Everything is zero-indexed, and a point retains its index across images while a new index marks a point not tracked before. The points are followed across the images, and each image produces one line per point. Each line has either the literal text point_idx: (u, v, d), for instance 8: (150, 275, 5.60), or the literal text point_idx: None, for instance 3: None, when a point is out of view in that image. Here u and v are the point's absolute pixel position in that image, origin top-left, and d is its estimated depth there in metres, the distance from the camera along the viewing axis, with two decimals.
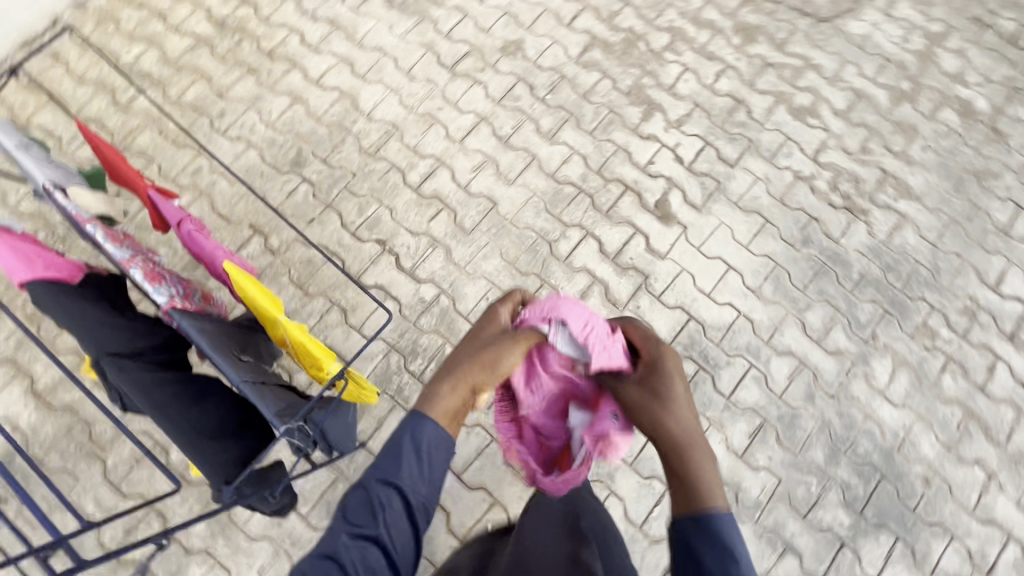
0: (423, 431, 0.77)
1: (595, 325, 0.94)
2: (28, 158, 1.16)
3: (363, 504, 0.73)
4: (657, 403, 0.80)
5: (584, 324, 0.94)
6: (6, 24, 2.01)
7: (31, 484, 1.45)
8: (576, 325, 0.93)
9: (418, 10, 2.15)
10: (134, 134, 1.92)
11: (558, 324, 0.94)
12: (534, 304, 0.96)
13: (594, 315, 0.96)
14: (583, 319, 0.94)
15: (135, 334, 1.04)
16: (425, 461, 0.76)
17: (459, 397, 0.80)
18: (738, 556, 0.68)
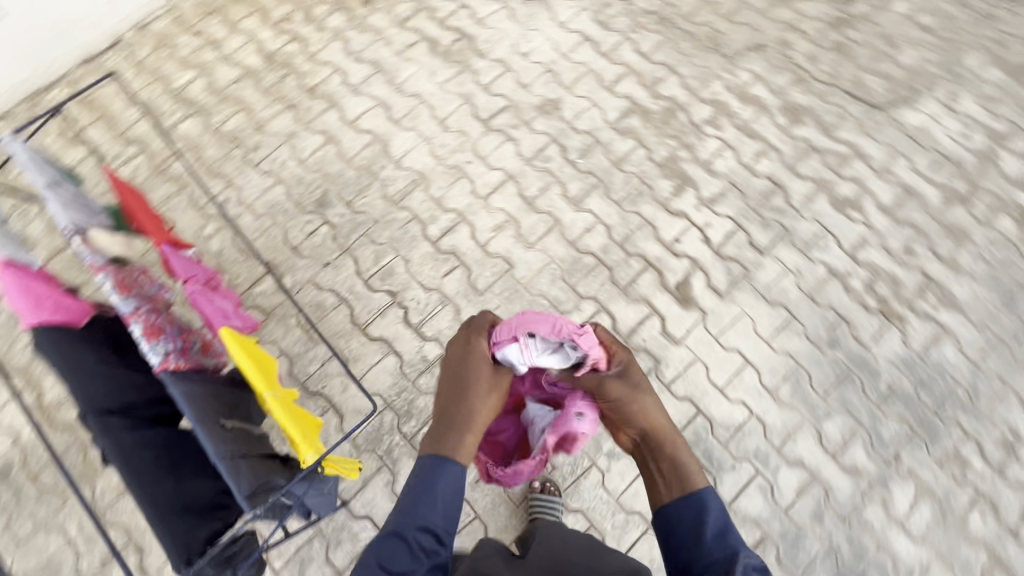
0: (441, 476, 1.01)
1: (563, 327, 1.04)
2: (55, 199, 1.22)
3: (403, 551, 0.96)
4: (638, 404, 1.05)
5: (551, 331, 1.04)
6: (68, 42, 2.03)
7: (24, 501, 1.51)
8: (544, 330, 1.04)
9: (461, 60, 2.17)
10: (171, 159, 1.96)
11: (527, 336, 1.05)
12: (503, 323, 1.08)
13: (560, 317, 1.05)
14: (550, 325, 1.04)
15: (124, 391, 1.11)
16: (441, 503, 1.01)
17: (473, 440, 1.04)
18: (725, 529, 0.96)
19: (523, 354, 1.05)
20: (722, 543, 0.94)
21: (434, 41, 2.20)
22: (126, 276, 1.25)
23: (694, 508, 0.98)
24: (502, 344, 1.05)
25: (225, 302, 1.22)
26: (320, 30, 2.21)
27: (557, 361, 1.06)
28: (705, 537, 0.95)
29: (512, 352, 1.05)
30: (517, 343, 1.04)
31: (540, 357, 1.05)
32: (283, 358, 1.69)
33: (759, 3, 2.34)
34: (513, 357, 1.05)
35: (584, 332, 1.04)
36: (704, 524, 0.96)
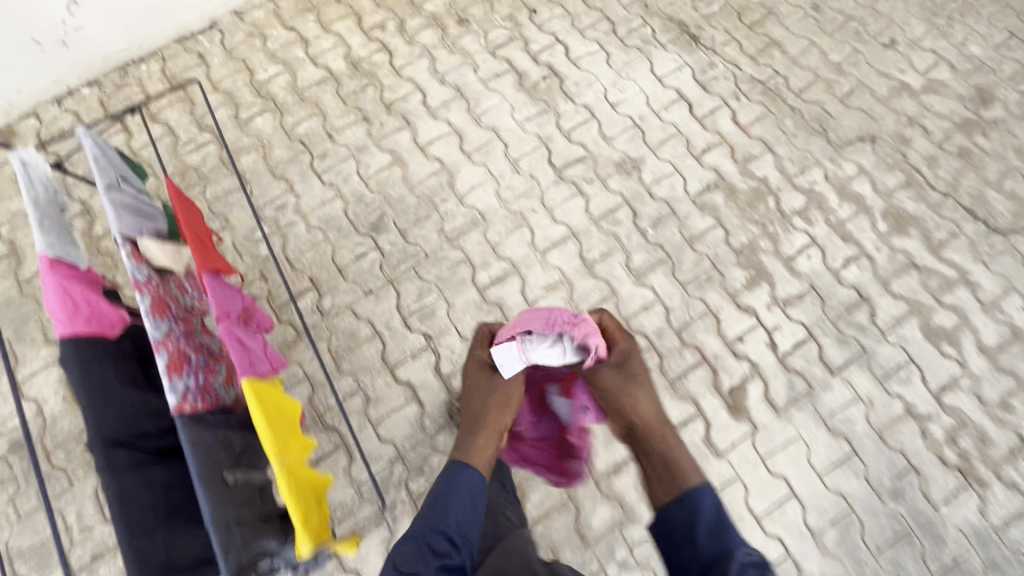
0: (460, 477, 1.10)
1: (556, 321, 1.19)
2: (111, 204, 1.19)
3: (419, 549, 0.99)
4: (636, 397, 1.18)
5: (544, 327, 1.18)
6: (168, 20, 2.04)
7: (31, 476, 1.51)
8: (539, 326, 1.19)
9: (547, 99, 2.07)
10: (240, 153, 1.94)
11: (523, 334, 1.20)
12: (507, 327, 1.25)
13: (553, 311, 1.20)
14: (544, 322, 1.19)
15: (136, 420, 1.08)
16: (465, 508, 1.07)
17: (488, 443, 1.18)
18: (728, 526, 0.96)
19: (519, 351, 1.20)
20: (718, 540, 0.94)
21: (522, 75, 2.10)
22: (160, 291, 1.19)
23: (690, 505, 1.01)
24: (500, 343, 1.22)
25: (256, 343, 1.16)
26: (409, 44, 2.15)
27: (553, 354, 1.18)
28: (698, 535, 0.96)
29: (507, 349, 1.21)
30: (514, 341, 1.20)
31: (534, 345, 1.19)
32: (305, 383, 1.63)
33: (881, 90, 2.13)
34: (507, 352, 1.21)
35: (577, 321, 1.18)
36: (697, 524, 0.97)
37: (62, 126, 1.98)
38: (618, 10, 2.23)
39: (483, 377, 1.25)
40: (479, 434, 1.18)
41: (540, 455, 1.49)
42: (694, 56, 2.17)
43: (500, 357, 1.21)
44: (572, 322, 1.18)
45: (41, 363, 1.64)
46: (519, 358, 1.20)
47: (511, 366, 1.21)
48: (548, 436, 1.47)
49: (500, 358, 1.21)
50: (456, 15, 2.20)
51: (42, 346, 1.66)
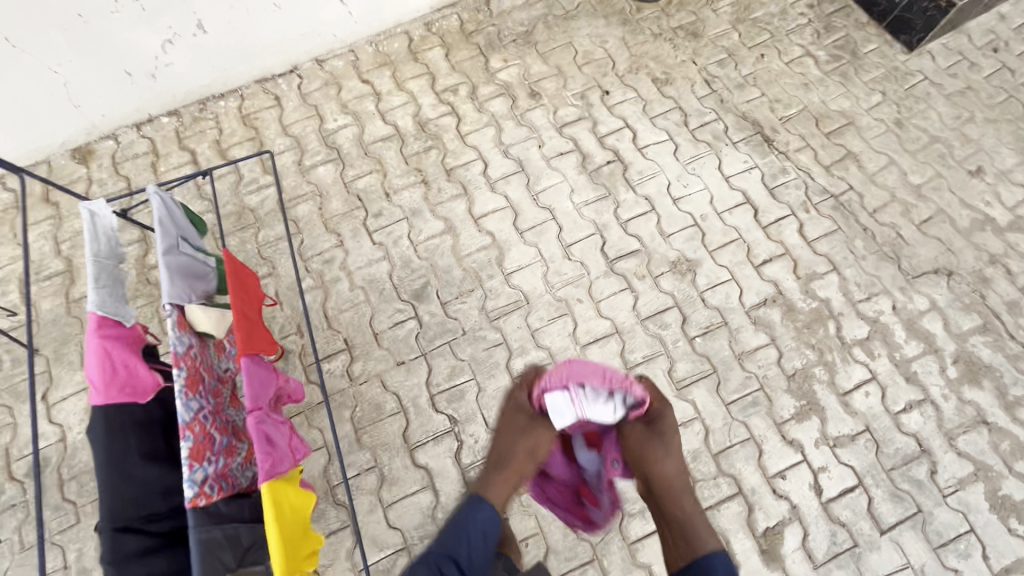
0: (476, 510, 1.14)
1: (610, 377, 1.26)
2: (166, 268, 1.17)
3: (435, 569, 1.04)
4: (659, 453, 1.22)
5: (599, 381, 1.25)
6: (252, 63, 2.11)
7: (42, 506, 1.51)
8: (593, 379, 1.25)
9: (608, 185, 2.03)
10: (298, 200, 1.96)
11: (576, 387, 1.25)
12: (555, 374, 1.27)
13: (605, 367, 1.27)
14: (598, 377, 1.26)
15: (148, 500, 1.05)
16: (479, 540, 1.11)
17: (507, 485, 1.20)
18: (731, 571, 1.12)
19: (573, 403, 1.24)
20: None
21: (586, 157, 2.08)
22: (198, 361, 1.18)
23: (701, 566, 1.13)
24: (552, 391, 1.25)
25: (281, 434, 1.11)
26: (478, 110, 2.15)
27: (606, 410, 1.24)
28: None
29: (559, 399, 1.24)
30: (568, 392, 1.24)
31: (589, 404, 1.24)
32: (322, 451, 1.59)
33: (962, 221, 2.00)
34: (559, 401, 1.24)
35: (626, 382, 1.26)
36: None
37: (137, 150, 2.04)
38: (692, 102, 2.20)
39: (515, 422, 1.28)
40: (502, 475, 1.21)
41: (558, 496, 1.44)
42: (766, 159, 2.10)
43: (551, 404, 1.24)
44: (621, 381, 1.27)
45: (73, 389, 1.65)
46: (571, 409, 1.24)
47: (563, 416, 1.25)
48: (568, 482, 1.42)
49: (553, 408, 1.24)
50: (529, 88, 2.20)
51: (77, 371, 1.68)
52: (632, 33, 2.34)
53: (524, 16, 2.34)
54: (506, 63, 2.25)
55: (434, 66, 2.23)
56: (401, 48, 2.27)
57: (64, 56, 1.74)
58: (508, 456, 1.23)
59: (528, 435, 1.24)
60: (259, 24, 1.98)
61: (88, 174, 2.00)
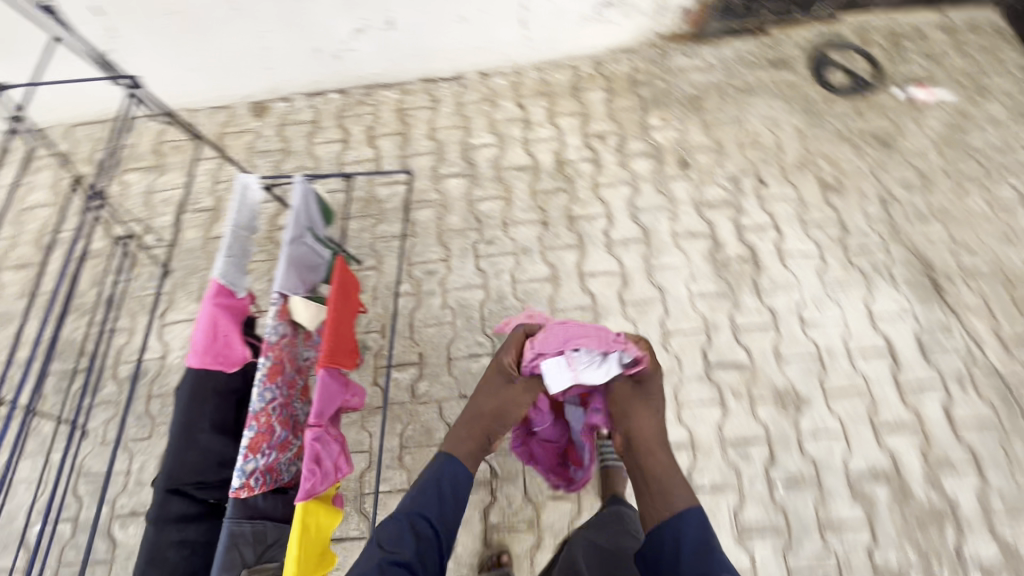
0: (443, 469, 1.15)
1: (606, 338, 1.11)
2: (287, 255, 1.24)
3: (395, 532, 1.06)
4: (635, 409, 1.14)
5: (598, 343, 1.09)
6: (423, 65, 2.20)
7: (129, 411, 1.68)
8: (591, 342, 1.09)
9: (732, 284, 1.85)
10: (422, 204, 2.01)
11: (572, 349, 1.11)
12: (548, 337, 1.12)
13: (602, 328, 1.12)
14: (596, 338, 1.10)
15: (203, 471, 1.11)
16: (447, 503, 1.13)
17: (476, 442, 1.17)
18: (710, 543, 1.01)
19: (568, 368, 1.10)
20: (700, 560, 0.99)
21: (718, 245, 1.92)
22: (287, 350, 1.23)
23: (668, 532, 1.04)
24: (547, 355, 1.11)
25: (333, 450, 1.12)
26: (620, 164, 2.07)
27: (604, 372, 1.11)
28: (681, 558, 1.01)
29: (553, 365, 1.10)
30: (564, 355, 1.10)
31: (586, 369, 1.10)
32: (365, 455, 1.62)
33: None
34: (554, 369, 1.10)
35: (624, 347, 1.11)
36: (677, 557, 1.01)
37: (302, 116, 2.21)
38: (858, 220, 1.94)
39: (490, 373, 1.22)
40: (467, 427, 1.19)
41: (543, 454, 1.43)
42: (928, 309, 1.80)
43: (546, 372, 1.11)
44: (622, 342, 1.11)
45: (184, 316, 1.82)
46: (568, 377, 1.10)
47: (559, 382, 1.11)
48: (558, 442, 1.40)
49: (548, 373, 1.11)
50: (679, 155, 2.08)
51: (192, 301, 1.85)
52: (812, 125, 2.12)
53: (698, 80, 2.22)
54: (664, 123, 2.14)
55: (590, 108, 2.19)
56: (564, 81, 2.24)
57: (270, 25, 1.92)
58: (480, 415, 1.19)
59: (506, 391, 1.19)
60: (441, 30, 2.05)
61: (257, 126, 2.20)
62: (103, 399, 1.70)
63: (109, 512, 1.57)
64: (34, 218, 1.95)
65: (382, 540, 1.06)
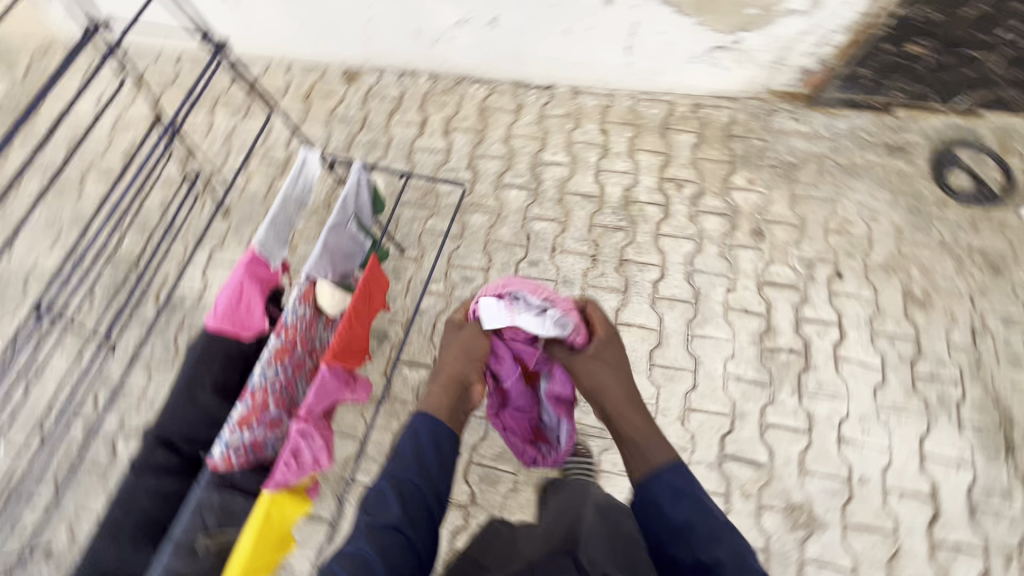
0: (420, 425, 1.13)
1: (541, 290, 1.18)
2: (324, 239, 1.24)
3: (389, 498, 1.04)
4: (596, 383, 1.19)
5: (533, 292, 1.17)
6: (517, 69, 2.15)
7: (159, 336, 1.77)
8: (527, 290, 1.17)
9: (774, 375, 1.71)
10: (478, 208, 1.99)
11: (510, 295, 1.18)
12: (491, 287, 1.22)
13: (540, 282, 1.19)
14: (532, 288, 1.18)
15: (194, 429, 1.14)
16: (427, 463, 1.09)
17: (446, 395, 1.17)
18: (686, 491, 1.06)
19: (504, 310, 1.16)
20: (683, 507, 1.04)
21: (770, 330, 1.77)
22: (302, 332, 1.23)
23: (655, 493, 1.07)
24: (485, 300, 1.20)
25: (315, 446, 1.12)
26: (689, 217, 1.95)
27: (541, 321, 1.14)
28: (665, 508, 1.05)
29: (491, 306, 1.18)
30: (501, 299, 1.17)
31: (521, 313, 1.15)
32: (354, 443, 1.62)
33: None
34: (491, 307, 1.18)
35: (561, 300, 1.17)
36: (662, 504, 1.06)
37: (388, 92, 2.22)
38: (938, 344, 1.74)
39: (449, 331, 1.25)
40: (437, 385, 1.19)
41: (516, 428, 1.44)
42: (991, 467, 1.59)
43: (484, 312, 1.19)
44: (559, 299, 1.17)
45: (229, 259, 1.89)
46: (504, 317, 1.16)
47: (496, 322, 1.18)
48: (530, 415, 1.43)
49: (486, 315, 1.18)
50: (755, 223, 1.94)
51: (241, 247, 1.92)
52: (914, 227, 1.91)
53: (799, 148, 2.05)
54: (748, 185, 2.00)
55: (674, 151, 2.07)
56: (655, 117, 2.13)
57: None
58: (439, 374, 1.19)
59: (460, 344, 1.21)
60: (542, 38, 1.99)
61: (343, 92, 2.23)
62: (139, 317, 1.81)
63: (117, 424, 1.67)
64: (126, 133, 2.07)
65: (377, 503, 1.04)
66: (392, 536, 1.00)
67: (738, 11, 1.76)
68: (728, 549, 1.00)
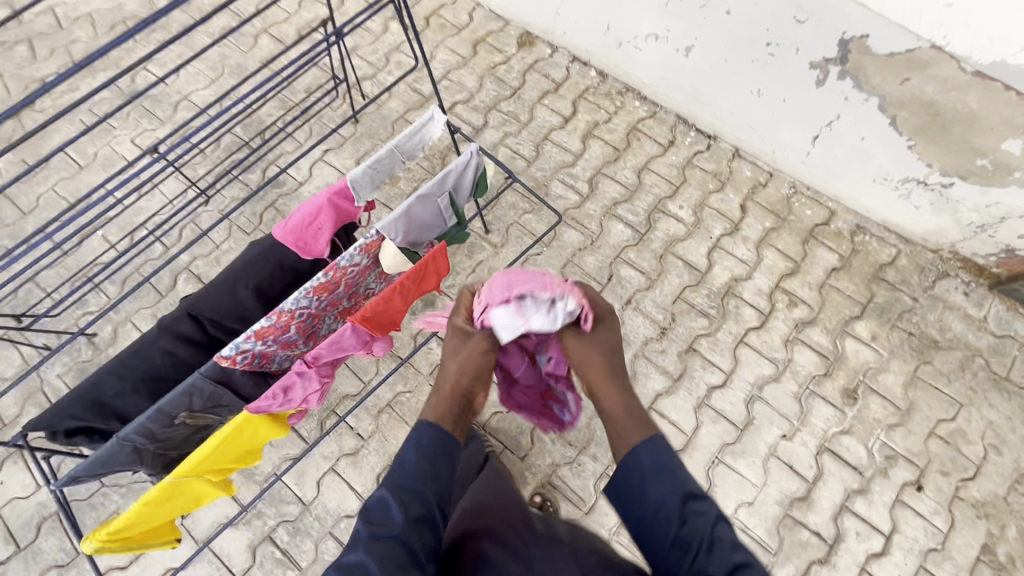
0: (425, 439, 0.88)
1: (548, 282, 1.01)
2: (410, 203, 1.23)
3: (382, 509, 0.80)
4: (591, 355, 0.95)
5: (541, 288, 1.01)
6: (688, 105, 1.97)
7: (252, 203, 1.90)
8: (534, 287, 1.01)
9: (784, 548, 1.52)
10: (578, 225, 1.89)
11: (518, 299, 1.00)
12: (493, 288, 1.02)
13: (549, 273, 1.03)
14: (539, 283, 1.01)
15: (222, 315, 1.20)
16: (429, 470, 0.85)
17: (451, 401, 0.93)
18: (672, 470, 0.81)
19: (516, 321, 0.98)
20: (663, 484, 0.81)
21: (804, 500, 1.57)
22: (351, 277, 1.24)
23: (630, 470, 0.83)
24: (492, 308, 1.00)
25: (311, 387, 1.14)
26: (784, 340, 1.74)
27: (555, 319, 0.98)
28: (646, 489, 0.81)
29: (503, 317, 0.99)
30: (508, 305, 0.99)
31: (535, 319, 0.98)
32: (357, 385, 1.66)
33: None
34: (503, 320, 0.98)
35: (566, 287, 1.00)
36: (641, 491, 0.81)
37: (552, 71, 2.13)
38: None
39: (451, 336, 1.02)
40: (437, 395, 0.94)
41: (529, 405, 1.25)
42: None
43: (495, 324, 0.99)
44: (566, 286, 1.01)
45: (339, 166, 1.97)
46: (518, 328, 0.98)
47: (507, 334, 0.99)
48: (539, 386, 1.21)
49: (496, 326, 0.99)
50: (853, 383, 1.69)
51: (354, 159, 1.98)
52: None
53: (950, 328, 1.73)
54: (867, 339, 1.74)
55: (807, 264, 1.83)
56: (805, 219, 1.88)
57: None
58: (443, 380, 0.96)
59: (464, 355, 0.97)
60: (730, 87, 1.78)
61: (512, 53, 2.17)
62: (244, 180, 1.94)
63: (188, 261, 1.83)
64: (311, 10, 2.17)
65: (373, 515, 0.80)
66: (397, 549, 0.75)
67: (965, 154, 1.46)
68: (707, 521, 0.78)
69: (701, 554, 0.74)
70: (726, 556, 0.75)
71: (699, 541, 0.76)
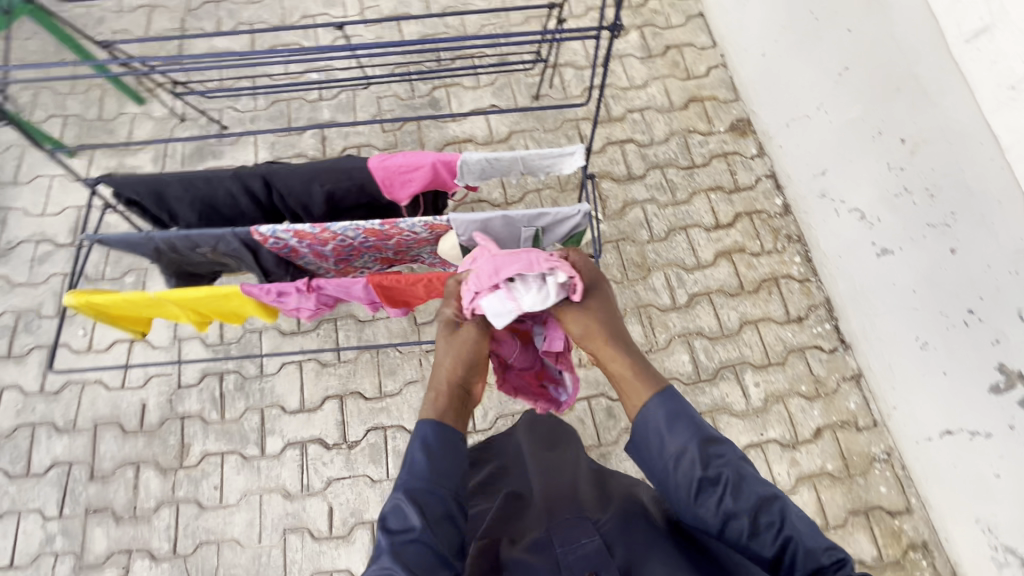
0: (430, 439, 0.90)
1: (534, 259, 0.99)
2: (495, 212, 1.17)
3: (400, 512, 0.83)
4: (588, 326, 0.99)
5: (526, 267, 0.98)
6: (846, 300, 1.69)
7: (405, 110, 1.96)
8: (519, 266, 0.98)
9: None
10: (647, 326, 1.74)
11: (508, 281, 0.98)
12: (477, 276, 1.01)
13: (531, 249, 1.02)
14: (525, 261, 0.99)
15: (287, 194, 1.24)
16: (438, 464, 0.88)
17: (451, 394, 0.96)
18: (683, 418, 0.86)
19: (509, 305, 0.97)
20: (675, 432, 0.85)
21: None
22: (406, 238, 1.22)
23: (647, 422, 0.89)
24: (481, 293, 0.99)
25: (313, 304, 1.17)
26: None
27: (547, 299, 0.97)
28: (661, 441, 0.86)
29: (492, 303, 0.98)
30: (501, 291, 0.98)
31: (527, 302, 0.97)
32: (365, 314, 1.70)
33: None
34: (495, 308, 0.98)
35: (551, 262, 0.98)
36: (653, 442, 0.87)
37: (742, 172, 1.92)
38: None
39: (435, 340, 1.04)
40: (433, 393, 0.97)
41: (523, 387, 1.21)
42: None
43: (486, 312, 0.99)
44: (552, 259, 0.99)
45: (493, 127, 1.96)
46: (511, 314, 0.98)
47: (503, 320, 0.99)
48: (531, 367, 1.19)
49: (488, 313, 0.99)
50: None
51: (509, 129, 1.96)
52: None
53: None
54: None
55: (836, 536, 1.55)
56: (872, 493, 1.58)
57: (832, 113, 1.59)
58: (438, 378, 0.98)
59: (457, 343, 1.01)
60: (897, 319, 1.50)
61: (718, 130, 1.98)
62: (414, 85, 1.99)
63: (326, 121, 1.95)
64: None
65: (390, 524, 0.83)
66: (426, 556, 0.79)
67: None
68: (727, 461, 0.82)
69: (729, 494, 0.79)
70: (749, 488, 0.80)
71: (725, 480, 0.80)
